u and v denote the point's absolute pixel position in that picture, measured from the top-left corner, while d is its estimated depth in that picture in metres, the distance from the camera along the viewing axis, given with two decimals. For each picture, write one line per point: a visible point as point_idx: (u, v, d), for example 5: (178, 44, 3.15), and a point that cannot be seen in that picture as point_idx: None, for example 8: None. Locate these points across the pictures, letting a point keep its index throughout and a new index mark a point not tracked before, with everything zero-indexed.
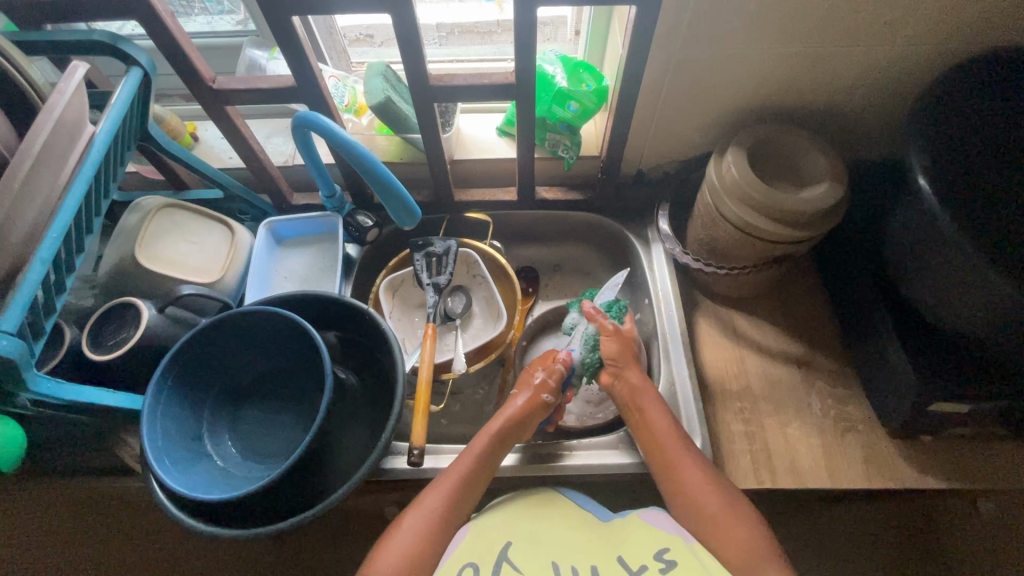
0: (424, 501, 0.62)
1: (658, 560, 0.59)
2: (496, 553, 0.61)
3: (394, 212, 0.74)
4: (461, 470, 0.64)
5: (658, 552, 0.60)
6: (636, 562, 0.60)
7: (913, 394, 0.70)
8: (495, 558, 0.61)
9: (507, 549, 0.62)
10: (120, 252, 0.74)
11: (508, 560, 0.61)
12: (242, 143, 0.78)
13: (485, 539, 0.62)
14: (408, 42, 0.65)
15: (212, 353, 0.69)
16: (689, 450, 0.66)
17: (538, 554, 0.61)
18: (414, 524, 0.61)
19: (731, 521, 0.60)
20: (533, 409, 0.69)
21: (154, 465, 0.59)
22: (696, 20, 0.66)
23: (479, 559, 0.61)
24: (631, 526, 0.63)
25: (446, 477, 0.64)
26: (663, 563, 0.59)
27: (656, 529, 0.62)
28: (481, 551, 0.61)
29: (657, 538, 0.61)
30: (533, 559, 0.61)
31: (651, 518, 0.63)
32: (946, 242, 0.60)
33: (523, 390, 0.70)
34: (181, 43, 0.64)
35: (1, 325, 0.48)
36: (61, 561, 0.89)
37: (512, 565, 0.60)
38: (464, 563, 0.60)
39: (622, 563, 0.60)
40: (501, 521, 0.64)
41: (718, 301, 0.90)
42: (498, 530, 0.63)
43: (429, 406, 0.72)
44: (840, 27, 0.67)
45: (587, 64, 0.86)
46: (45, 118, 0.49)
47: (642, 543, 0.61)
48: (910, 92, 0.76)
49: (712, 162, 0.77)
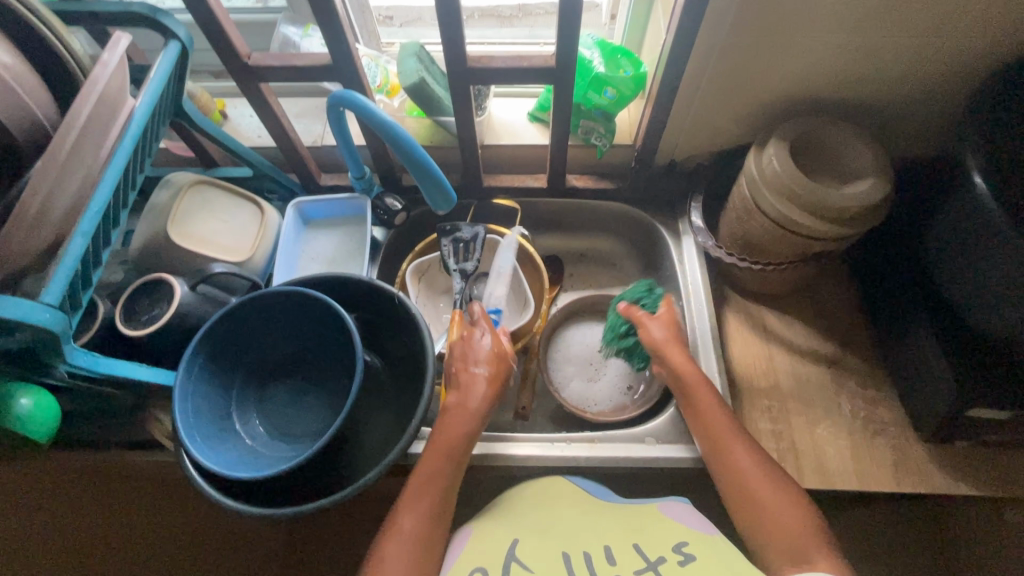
0: (399, 525, 0.60)
1: (677, 552, 0.58)
2: (503, 554, 0.60)
3: (429, 195, 0.73)
4: (439, 483, 0.63)
5: (676, 545, 0.59)
6: (653, 552, 0.58)
7: (952, 400, 0.68)
8: (505, 559, 0.59)
9: (514, 547, 0.60)
10: (152, 228, 0.74)
11: (516, 559, 0.59)
12: (275, 122, 0.77)
13: (489, 544, 0.61)
14: (449, 22, 0.63)
15: (242, 333, 0.69)
16: (742, 443, 0.64)
17: (547, 550, 0.60)
18: (417, 503, 0.62)
19: (776, 509, 0.59)
20: (497, 381, 0.69)
21: (185, 440, 0.60)
22: (747, 7, 0.64)
23: (488, 563, 0.59)
24: (645, 518, 0.63)
25: (425, 490, 0.63)
26: (681, 555, 0.58)
27: (670, 519, 0.62)
28: (489, 554, 0.60)
29: (672, 530, 0.61)
30: (541, 554, 0.59)
31: (669, 510, 0.64)
32: (1001, 241, 0.58)
33: (484, 367, 0.69)
34: (219, 18, 0.63)
35: (44, 298, 0.48)
36: (84, 532, 0.91)
37: (521, 564, 0.58)
38: (473, 568, 0.59)
39: (638, 550, 0.59)
40: (502, 525, 0.63)
41: (747, 297, 0.89)
42: (500, 534, 0.62)
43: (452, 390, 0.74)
44: (899, 17, 0.64)
45: (625, 50, 0.83)
46: (91, 89, 0.48)
47: (658, 535, 0.60)
48: (963, 88, 0.73)
49: (753, 154, 0.75)
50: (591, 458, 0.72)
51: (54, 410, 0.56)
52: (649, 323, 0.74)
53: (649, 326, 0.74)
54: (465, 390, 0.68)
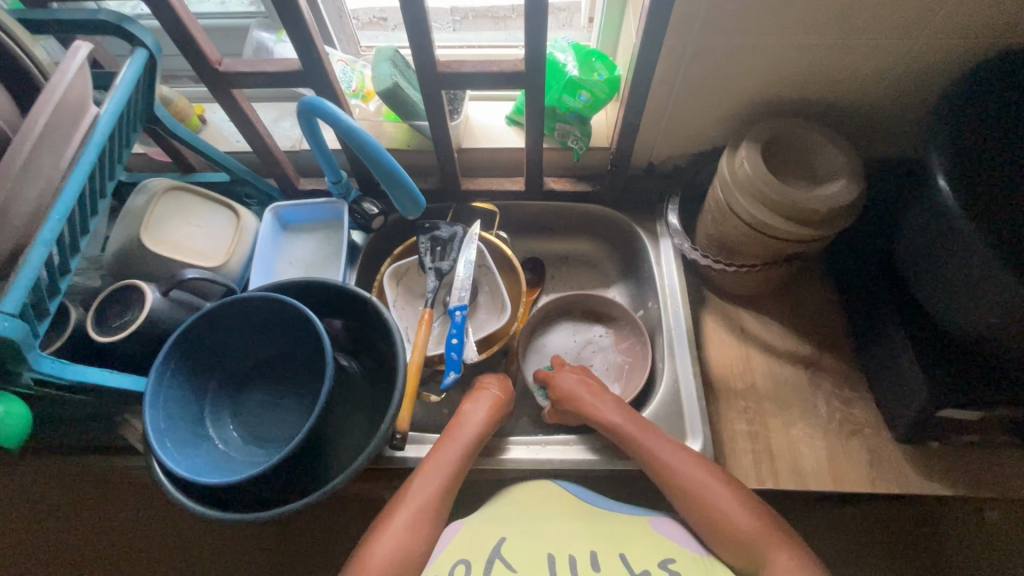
0: (412, 499, 0.62)
1: (662, 568, 0.59)
2: (489, 549, 0.61)
3: (399, 200, 0.74)
4: (450, 466, 0.65)
5: (662, 561, 0.60)
6: (637, 564, 0.59)
7: (923, 402, 0.69)
8: (489, 555, 0.60)
9: (500, 545, 0.61)
10: (126, 233, 0.74)
11: (501, 557, 0.60)
12: (248, 127, 0.77)
13: (477, 539, 0.62)
14: (417, 28, 0.63)
15: (214, 340, 0.69)
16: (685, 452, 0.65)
17: (533, 550, 0.61)
18: (427, 476, 0.64)
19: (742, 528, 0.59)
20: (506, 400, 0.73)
21: (155, 447, 0.60)
22: (712, 10, 0.64)
23: (472, 557, 0.60)
24: (637, 529, 0.63)
25: (435, 471, 0.65)
26: (667, 571, 0.59)
27: (661, 535, 0.63)
28: (476, 548, 0.61)
29: (661, 546, 0.61)
30: (526, 554, 0.60)
31: (661, 527, 0.64)
32: (966, 245, 0.59)
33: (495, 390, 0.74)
34: (186, 24, 0.63)
35: (3, 306, 0.48)
36: (66, 536, 0.91)
37: (505, 563, 0.59)
38: (457, 559, 0.60)
39: (624, 560, 0.59)
40: (494, 523, 0.64)
41: (725, 298, 0.89)
42: (490, 529, 0.63)
43: (418, 391, 0.74)
44: (864, 19, 0.64)
45: (600, 53, 0.84)
46: (50, 98, 0.49)
47: (647, 548, 0.61)
48: (934, 89, 0.73)
49: (725, 157, 0.75)
50: (565, 460, 0.72)
51: (23, 417, 0.56)
52: (556, 376, 0.75)
53: (557, 379, 0.74)
54: (468, 412, 0.70)
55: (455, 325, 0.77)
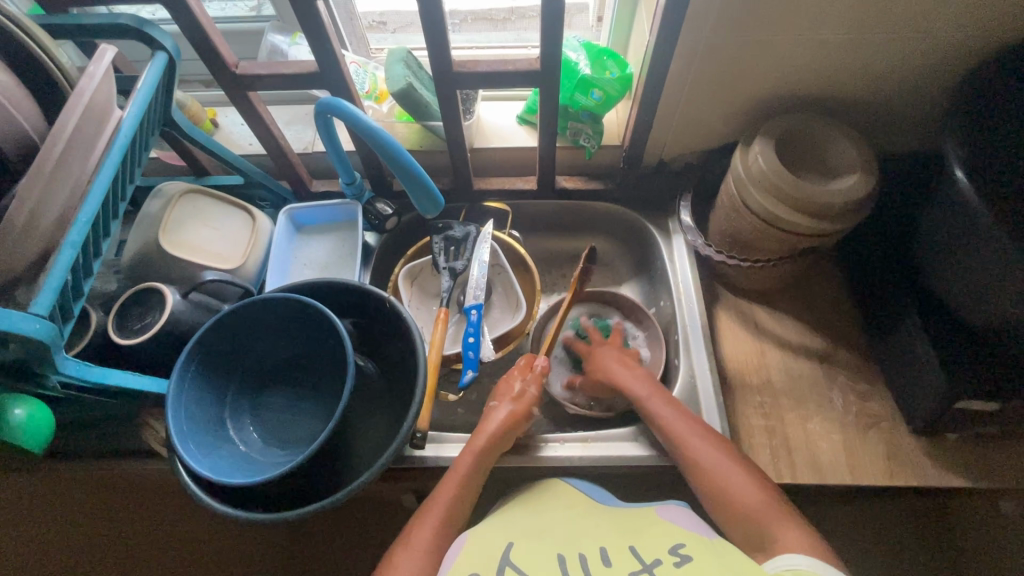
0: (414, 538, 0.61)
1: (673, 554, 0.57)
2: (496, 555, 0.59)
3: (417, 200, 0.74)
4: (448, 496, 0.63)
5: (672, 547, 0.58)
6: (649, 554, 0.58)
7: (941, 394, 0.69)
8: (498, 562, 0.58)
9: (508, 551, 0.59)
10: (144, 237, 0.75)
11: (510, 563, 0.58)
12: (264, 129, 0.77)
13: (484, 547, 0.60)
14: (433, 28, 0.64)
15: (233, 341, 0.69)
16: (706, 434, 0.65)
17: (542, 551, 0.59)
18: (446, 486, 0.64)
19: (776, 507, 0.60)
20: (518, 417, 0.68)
21: (179, 449, 0.60)
22: (726, 7, 0.64)
23: (481, 567, 0.58)
24: (645, 521, 0.63)
25: (435, 505, 0.63)
26: (679, 557, 0.57)
27: (670, 523, 0.62)
28: (484, 558, 0.59)
29: (670, 532, 0.60)
30: (534, 555, 0.59)
31: (668, 514, 0.63)
32: (983, 234, 0.59)
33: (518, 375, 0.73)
34: (206, 28, 0.64)
35: (33, 308, 0.48)
36: (82, 542, 0.91)
37: (516, 567, 0.57)
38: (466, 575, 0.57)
39: (634, 553, 0.58)
40: (505, 525, 0.63)
41: (737, 293, 0.90)
42: (495, 536, 0.61)
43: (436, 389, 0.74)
44: (879, 14, 0.64)
45: (611, 51, 0.85)
46: (77, 102, 0.49)
47: (656, 537, 0.60)
48: (944, 84, 0.74)
49: (739, 152, 0.76)
50: (584, 458, 0.72)
51: (50, 416, 0.57)
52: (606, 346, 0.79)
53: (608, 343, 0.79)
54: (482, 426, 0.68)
55: (472, 324, 0.77)
